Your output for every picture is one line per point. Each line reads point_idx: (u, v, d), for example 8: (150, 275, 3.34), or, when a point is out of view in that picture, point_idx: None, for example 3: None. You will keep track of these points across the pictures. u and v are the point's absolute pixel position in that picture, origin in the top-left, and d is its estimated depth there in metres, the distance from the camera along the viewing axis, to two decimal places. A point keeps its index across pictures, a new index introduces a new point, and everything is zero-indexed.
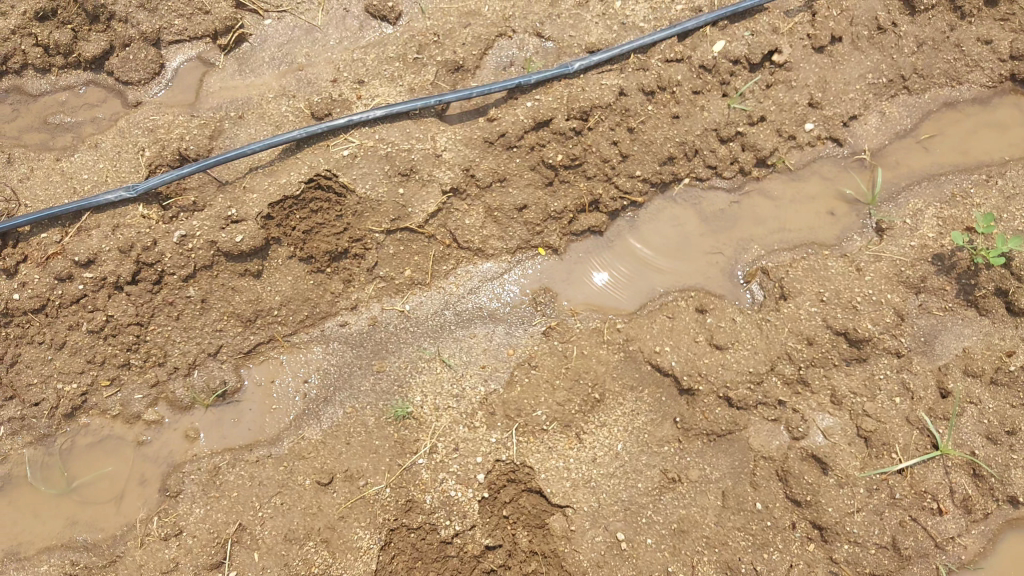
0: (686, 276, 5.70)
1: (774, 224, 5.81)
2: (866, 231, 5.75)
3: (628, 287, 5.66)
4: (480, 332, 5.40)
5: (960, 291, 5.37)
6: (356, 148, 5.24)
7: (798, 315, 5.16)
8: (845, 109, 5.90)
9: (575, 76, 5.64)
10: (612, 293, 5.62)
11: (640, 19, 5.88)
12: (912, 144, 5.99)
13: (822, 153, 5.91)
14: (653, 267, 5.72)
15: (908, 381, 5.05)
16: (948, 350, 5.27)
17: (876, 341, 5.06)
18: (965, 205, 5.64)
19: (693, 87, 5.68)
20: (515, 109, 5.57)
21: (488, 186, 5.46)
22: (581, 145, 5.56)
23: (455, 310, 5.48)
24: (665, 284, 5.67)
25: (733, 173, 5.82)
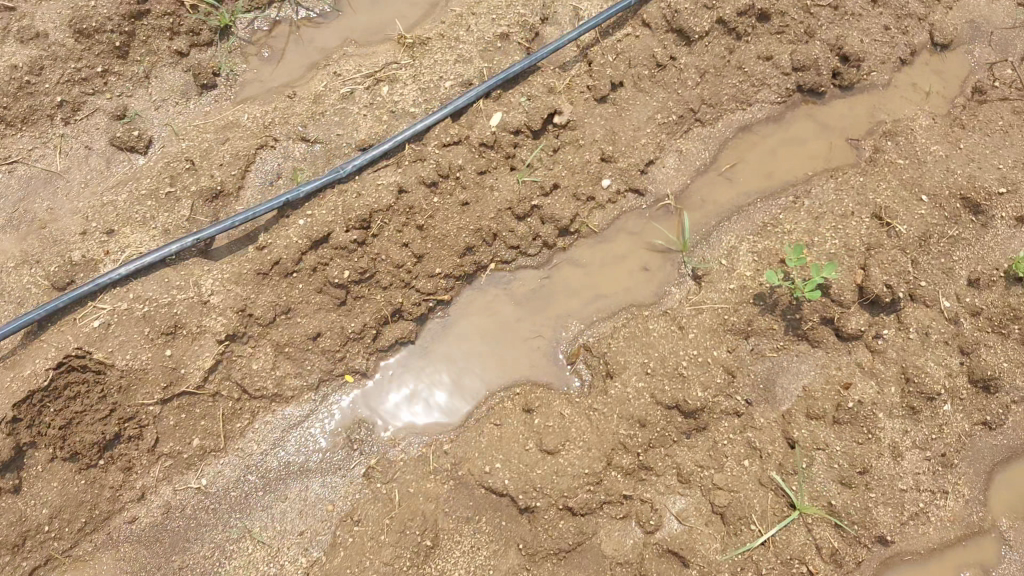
0: (511, 367, 5.27)
1: (591, 292, 5.52)
2: (684, 280, 5.52)
3: (452, 396, 5.18)
4: (293, 492, 4.88)
5: (787, 327, 5.15)
6: (108, 314, 4.77)
7: (627, 395, 4.87)
8: (640, 157, 5.68)
9: (347, 181, 5.21)
10: (435, 407, 5.15)
11: (410, 104, 5.49)
12: (715, 177, 5.83)
13: (624, 209, 5.72)
14: (475, 366, 5.26)
15: (754, 440, 4.82)
16: (789, 392, 5.01)
17: (710, 407, 4.84)
18: (777, 235, 5.44)
19: (478, 168, 5.33)
20: (288, 232, 5.01)
21: (271, 321, 4.94)
22: (367, 256, 5.07)
23: (259, 474, 4.92)
24: (490, 382, 5.22)
25: (538, 248, 5.53)
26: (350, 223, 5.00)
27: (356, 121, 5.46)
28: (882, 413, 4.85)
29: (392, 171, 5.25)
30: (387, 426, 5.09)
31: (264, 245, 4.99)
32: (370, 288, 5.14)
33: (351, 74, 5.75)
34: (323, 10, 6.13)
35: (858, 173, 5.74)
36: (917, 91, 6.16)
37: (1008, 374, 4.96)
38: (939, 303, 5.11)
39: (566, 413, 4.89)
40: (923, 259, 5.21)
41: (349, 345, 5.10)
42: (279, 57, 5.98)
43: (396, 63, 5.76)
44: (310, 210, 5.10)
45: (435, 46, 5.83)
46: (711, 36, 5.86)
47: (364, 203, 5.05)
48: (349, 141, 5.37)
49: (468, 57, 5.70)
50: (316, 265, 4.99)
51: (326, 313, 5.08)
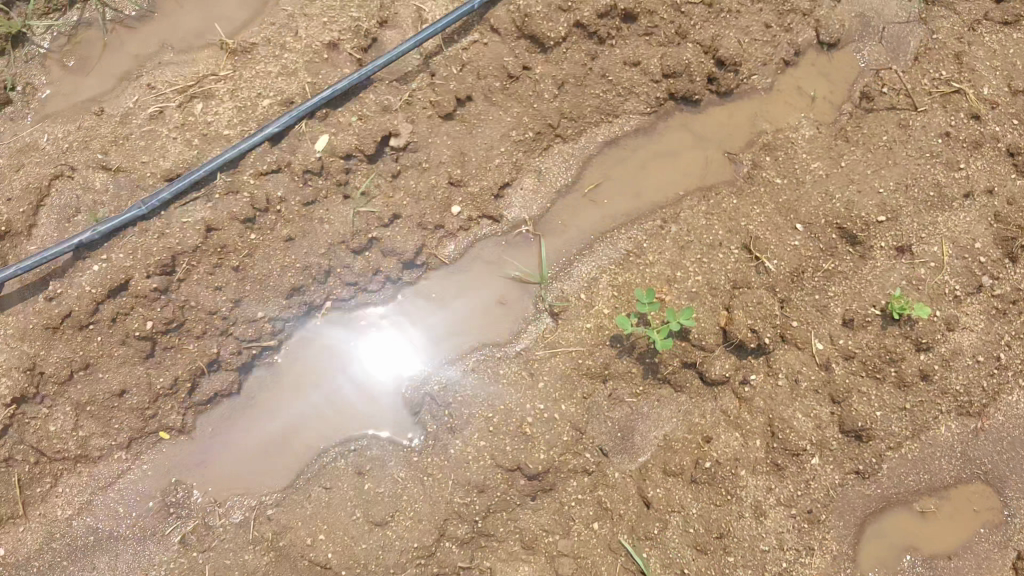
0: (344, 421, 4.73)
1: (439, 330, 4.97)
2: (542, 318, 4.97)
3: (278, 457, 4.66)
4: (100, 564, 4.43)
5: (646, 371, 4.70)
6: None
7: (464, 455, 4.45)
8: (493, 180, 5.15)
9: (151, 218, 4.54)
10: (259, 467, 4.64)
11: (224, 125, 4.93)
12: (578, 200, 5.31)
13: (477, 236, 5.17)
14: (304, 422, 4.72)
15: (604, 500, 4.52)
16: (648, 440, 4.63)
17: (557, 467, 4.47)
18: (641, 268, 5.00)
19: (303, 200, 4.75)
20: (82, 276, 4.39)
21: (67, 378, 4.36)
22: (173, 304, 4.46)
23: (61, 542, 4.46)
24: (321, 441, 4.69)
25: (377, 283, 4.94)
26: (152, 267, 4.39)
27: (164, 144, 4.87)
28: (743, 470, 4.56)
29: (202, 205, 4.60)
30: (205, 489, 4.59)
31: (54, 295, 4.36)
32: (180, 339, 4.53)
33: (163, 87, 5.07)
34: (133, 12, 5.36)
35: (732, 196, 5.31)
36: (800, 95, 5.65)
37: (881, 424, 4.63)
38: (811, 344, 4.75)
39: (402, 476, 4.50)
40: (794, 295, 4.86)
41: (163, 403, 4.54)
42: (86, 67, 5.29)
43: (214, 75, 5.08)
44: (108, 252, 4.45)
45: (259, 53, 5.15)
46: (569, 42, 5.28)
47: (165, 243, 4.43)
48: (152, 169, 4.80)
49: (292, 69, 5.09)
50: (114, 315, 4.37)
51: (135, 368, 4.46)
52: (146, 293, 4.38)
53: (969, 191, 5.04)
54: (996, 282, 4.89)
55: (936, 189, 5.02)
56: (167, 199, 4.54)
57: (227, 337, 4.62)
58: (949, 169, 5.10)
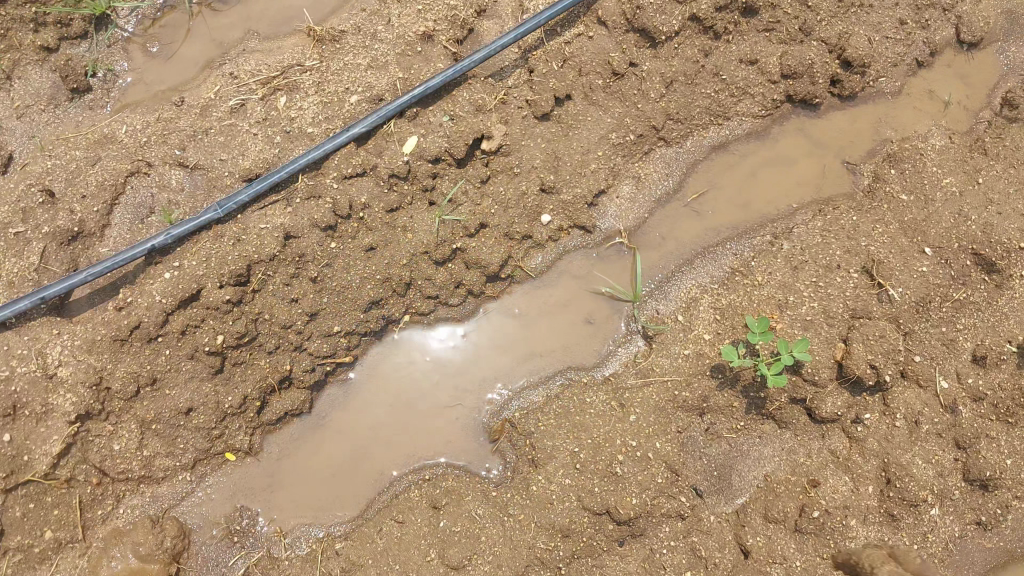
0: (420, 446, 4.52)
1: (520, 348, 4.66)
2: (634, 339, 4.64)
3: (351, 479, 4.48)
4: None
5: (750, 406, 4.29)
6: None
7: (549, 492, 4.17)
8: (587, 188, 4.79)
9: (227, 221, 4.38)
10: (329, 493, 4.43)
11: (307, 123, 4.63)
12: (679, 209, 4.93)
13: (566, 248, 4.83)
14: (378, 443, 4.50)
15: (699, 547, 4.07)
16: (746, 482, 4.17)
17: (649, 512, 4.11)
18: (746, 290, 4.59)
19: (386, 206, 4.48)
20: (153, 285, 4.22)
21: (133, 395, 4.14)
22: (248, 316, 4.27)
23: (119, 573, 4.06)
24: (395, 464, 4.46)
25: (459, 298, 4.68)
26: (228, 277, 4.19)
27: (244, 140, 4.63)
28: (853, 519, 4.06)
29: (281, 211, 4.42)
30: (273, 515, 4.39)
31: (125, 304, 4.17)
32: (255, 354, 4.34)
33: (247, 77, 4.82)
34: None
35: (851, 211, 4.80)
36: (933, 99, 5.14)
37: (1020, 481, 4.12)
38: (936, 382, 4.24)
39: (483, 514, 4.22)
40: (917, 328, 4.34)
41: (230, 425, 4.32)
42: (170, 53, 5.10)
43: (299, 66, 4.82)
44: (181, 257, 4.29)
45: (348, 42, 4.89)
46: (683, 36, 4.94)
47: (243, 250, 4.25)
48: (232, 169, 4.56)
49: (382, 62, 4.80)
50: (185, 327, 4.17)
51: (204, 385, 4.24)
52: (218, 305, 4.18)
53: None
54: None
55: None
56: (243, 203, 4.37)
57: (303, 353, 4.43)
58: None
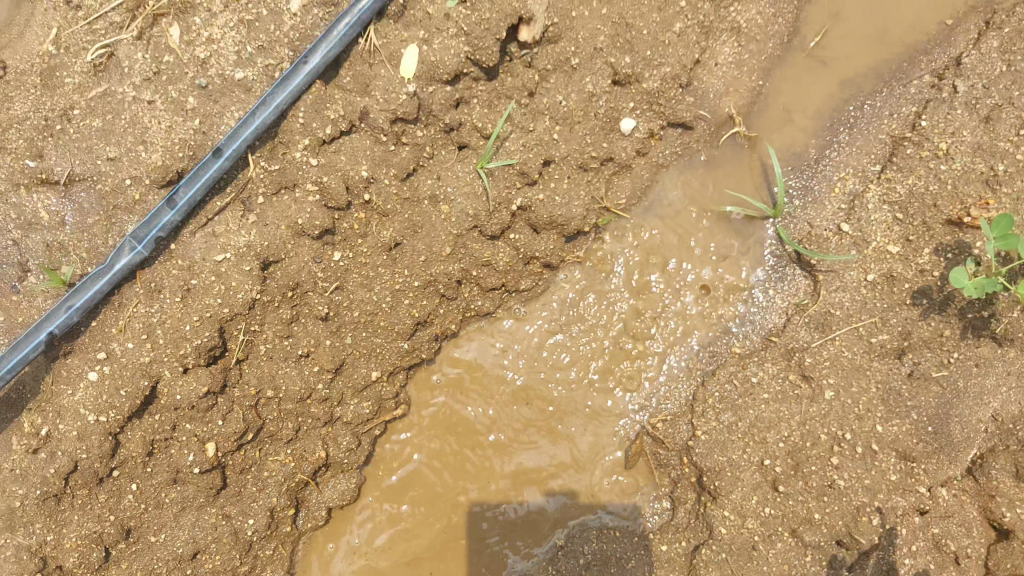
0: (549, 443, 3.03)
1: (633, 322, 3.20)
2: (791, 276, 3.20)
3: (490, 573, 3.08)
4: None
5: (969, 331, 2.86)
6: None
7: (735, 532, 2.91)
8: (677, 59, 2.97)
9: (155, 261, 2.59)
10: None
11: (231, 63, 2.66)
12: (799, 61, 3.26)
13: (661, 160, 3.24)
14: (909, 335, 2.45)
15: (945, 540, 2.78)
16: (973, 434, 2.82)
17: (887, 544, 2.80)
18: (931, 167, 3.02)
19: (400, 174, 2.75)
20: (72, 400, 2.54)
21: (111, 558, 2.66)
22: (243, 400, 2.71)
23: None
24: None
25: (532, 278, 3.16)
26: (193, 353, 2.58)
27: (138, 116, 2.64)
28: None
29: (237, 217, 2.63)
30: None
31: (43, 443, 2.53)
32: (268, 449, 2.82)
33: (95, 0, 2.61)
34: None
35: None
36: None
37: None
38: None
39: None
40: None
41: (269, 551, 2.89)
42: None
43: None
44: (105, 338, 2.58)
45: None
46: None
47: (204, 307, 2.57)
48: (135, 171, 2.68)
49: None
50: (149, 447, 2.61)
51: (205, 516, 2.74)
52: (192, 401, 2.59)
53: None
54: None
55: None
56: (177, 223, 2.57)
57: (338, 421, 2.91)
58: None
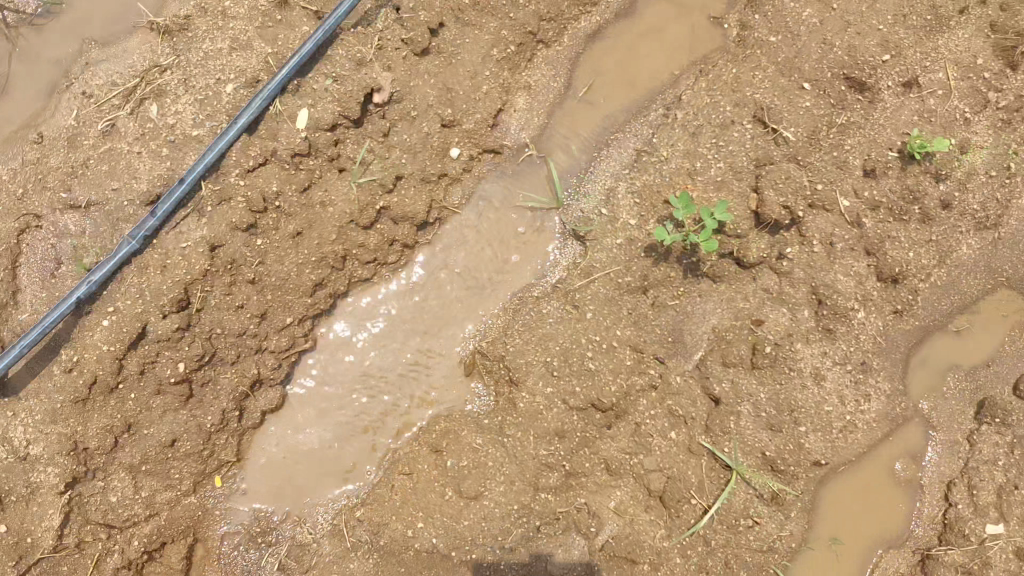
0: (426, 352, 4.73)
1: (466, 283, 4.82)
2: (571, 245, 4.91)
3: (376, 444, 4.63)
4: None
5: (685, 272, 4.74)
6: None
7: (533, 406, 4.52)
8: (485, 109, 4.79)
9: (144, 250, 4.18)
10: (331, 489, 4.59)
11: (191, 126, 4.37)
12: (575, 106, 5.02)
13: (481, 175, 4.93)
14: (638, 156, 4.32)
15: (675, 408, 4.55)
16: (699, 337, 4.68)
17: (625, 396, 4.53)
18: (655, 168, 4.87)
19: (298, 187, 4.40)
20: (92, 338, 4.09)
21: (115, 443, 4.15)
22: (201, 336, 4.26)
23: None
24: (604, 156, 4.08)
25: (396, 254, 4.72)
26: (169, 303, 4.12)
27: (130, 162, 4.31)
28: (798, 343, 4.66)
29: (195, 221, 4.24)
30: (309, 456, 4.60)
31: (74, 364, 4.06)
32: (219, 370, 4.37)
33: (104, 94, 4.42)
34: (40, 8, 4.65)
35: (729, 64, 4.97)
36: None
37: (914, 265, 4.67)
38: (838, 205, 4.70)
39: (481, 444, 4.52)
40: (813, 158, 4.74)
41: (224, 440, 4.44)
42: (5, 87, 4.62)
43: (157, 66, 4.44)
44: (112, 299, 4.14)
45: (199, 26, 4.49)
46: None
47: (175, 275, 4.15)
48: (130, 196, 4.28)
49: (244, 40, 4.47)
50: (142, 366, 4.15)
51: (179, 414, 4.27)
52: (169, 335, 4.15)
53: (964, 8, 4.80)
54: (1000, 95, 4.66)
55: (932, 13, 4.79)
56: (155, 225, 4.16)
57: (266, 352, 4.46)
58: None
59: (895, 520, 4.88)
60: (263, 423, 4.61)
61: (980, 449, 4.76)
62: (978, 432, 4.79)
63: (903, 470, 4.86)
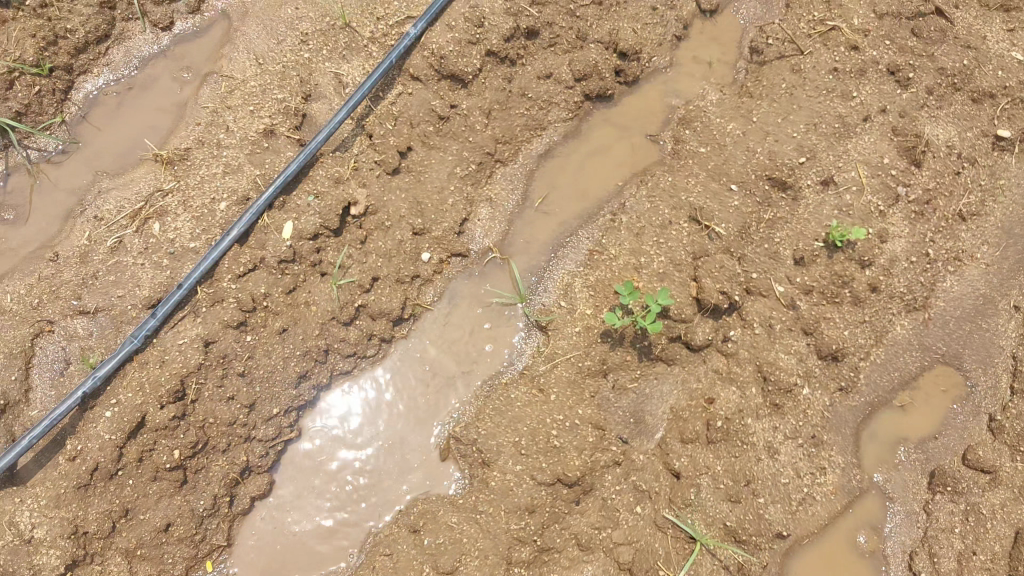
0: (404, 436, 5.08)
1: (440, 373, 5.23)
2: (534, 335, 5.34)
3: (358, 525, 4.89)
4: None
5: (640, 355, 5.12)
6: None
7: (505, 482, 4.80)
8: (452, 219, 5.40)
9: (145, 348, 4.69)
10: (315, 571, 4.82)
11: (188, 239, 4.96)
12: (533, 215, 5.61)
13: (450, 276, 5.45)
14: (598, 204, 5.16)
15: (640, 483, 4.81)
16: (658, 418, 5.01)
17: (590, 470, 4.81)
18: (605, 265, 5.40)
19: (284, 289, 4.95)
20: (95, 430, 4.49)
21: (111, 530, 4.44)
22: (194, 425, 4.63)
23: None
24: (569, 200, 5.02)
25: (375, 348, 5.18)
26: (165, 395, 4.52)
27: (135, 273, 4.89)
28: (749, 418, 4.93)
29: (190, 320, 4.77)
30: (296, 539, 4.87)
31: (77, 452, 4.45)
32: (210, 457, 4.72)
33: (112, 216, 5.03)
34: (58, 147, 5.25)
35: (665, 173, 5.59)
36: (687, 81, 5.86)
37: (852, 344, 5.04)
38: (774, 291, 5.14)
39: (456, 520, 4.77)
40: (747, 250, 5.24)
41: (214, 525, 4.72)
42: (25, 216, 5.12)
43: (160, 191, 5.08)
44: (115, 393, 4.58)
45: (197, 157, 5.17)
46: (486, 72, 5.55)
47: (172, 369, 4.58)
48: (132, 301, 4.82)
49: (236, 165, 5.16)
50: (140, 454, 4.51)
51: (173, 499, 4.59)
52: (164, 424, 4.52)
53: (867, 116, 5.31)
54: (909, 189, 5.17)
55: (840, 121, 5.31)
56: (156, 326, 4.69)
57: (254, 440, 4.83)
58: (845, 99, 5.37)
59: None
60: (252, 507, 4.92)
61: (937, 517, 4.94)
62: (933, 500, 4.97)
63: (866, 542, 4.93)
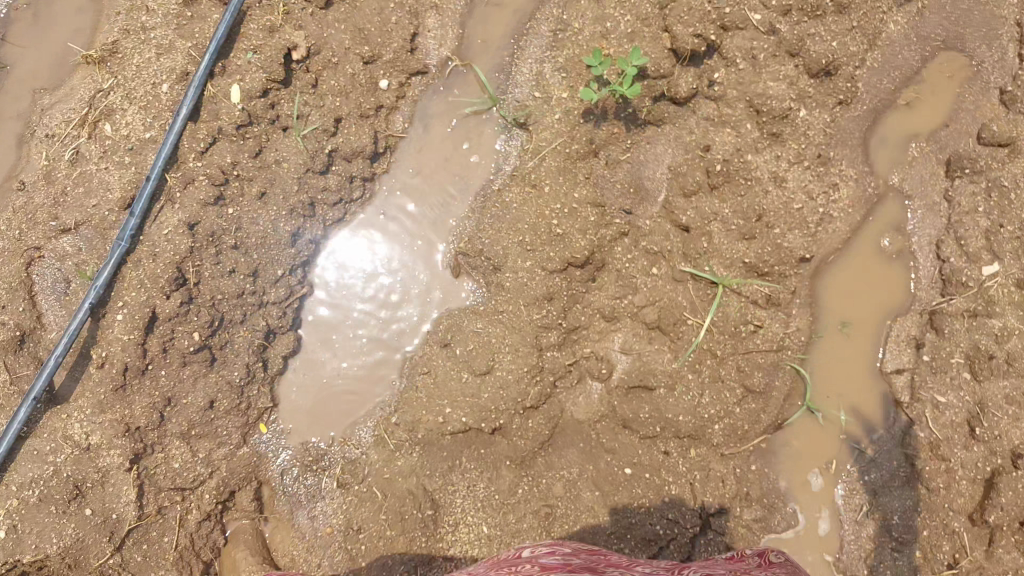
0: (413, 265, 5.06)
1: (430, 196, 5.12)
2: (515, 134, 5.08)
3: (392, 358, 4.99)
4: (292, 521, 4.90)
5: (626, 125, 4.92)
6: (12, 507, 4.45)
7: (519, 280, 4.80)
8: (400, 38, 5.05)
9: (136, 248, 4.63)
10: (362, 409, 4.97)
11: (142, 131, 4.80)
12: (485, 10, 5.18)
13: (415, 96, 5.17)
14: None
15: (650, 246, 4.83)
16: (658, 180, 4.87)
17: (598, 245, 4.80)
18: (571, 42, 5.02)
19: (251, 152, 4.80)
20: (114, 335, 4.54)
21: (161, 417, 4.62)
22: (205, 303, 4.69)
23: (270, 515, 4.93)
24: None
25: (361, 189, 5.08)
26: (166, 283, 4.54)
27: (101, 178, 4.78)
28: (749, 155, 4.73)
29: (169, 210, 4.67)
30: (337, 384, 4.99)
31: (104, 359, 4.53)
32: (232, 331, 4.80)
33: (61, 130, 4.86)
34: None
35: None
36: None
37: (842, 54, 4.67)
38: (751, 21, 4.71)
39: (482, 326, 4.85)
40: None
41: (257, 392, 4.89)
42: None
43: (100, 90, 4.86)
44: (121, 296, 4.59)
45: (126, 46, 4.89)
46: None
47: (165, 258, 4.57)
48: (108, 205, 4.75)
49: (166, 43, 4.87)
50: (163, 344, 4.59)
51: (210, 378, 4.73)
52: (176, 312, 4.58)
53: None
54: None
55: None
56: (136, 224, 4.58)
57: (269, 306, 4.87)
58: None
59: (897, 291, 4.86)
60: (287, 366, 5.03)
61: (958, 202, 4.75)
62: (953, 187, 4.78)
63: (891, 244, 4.84)
